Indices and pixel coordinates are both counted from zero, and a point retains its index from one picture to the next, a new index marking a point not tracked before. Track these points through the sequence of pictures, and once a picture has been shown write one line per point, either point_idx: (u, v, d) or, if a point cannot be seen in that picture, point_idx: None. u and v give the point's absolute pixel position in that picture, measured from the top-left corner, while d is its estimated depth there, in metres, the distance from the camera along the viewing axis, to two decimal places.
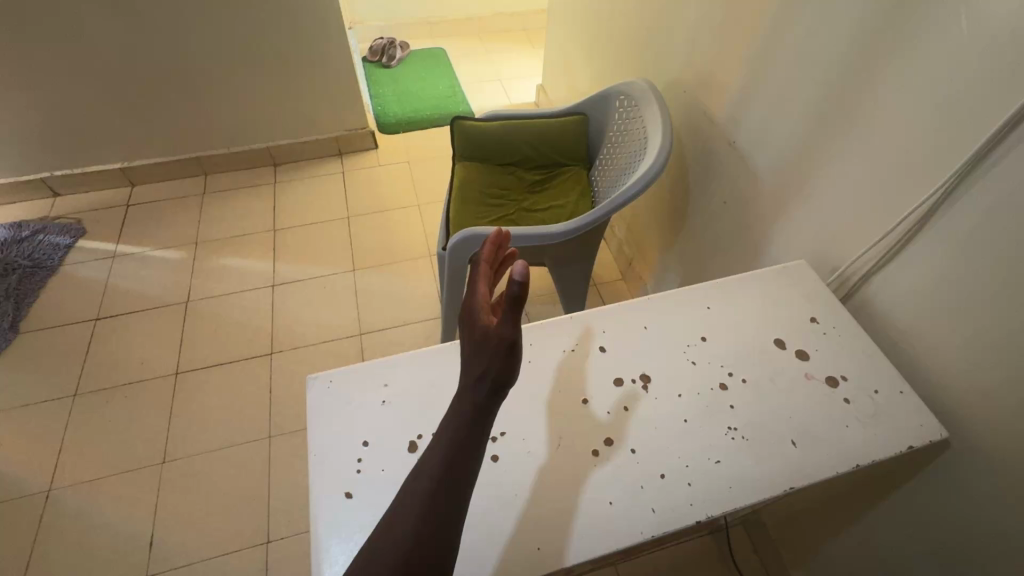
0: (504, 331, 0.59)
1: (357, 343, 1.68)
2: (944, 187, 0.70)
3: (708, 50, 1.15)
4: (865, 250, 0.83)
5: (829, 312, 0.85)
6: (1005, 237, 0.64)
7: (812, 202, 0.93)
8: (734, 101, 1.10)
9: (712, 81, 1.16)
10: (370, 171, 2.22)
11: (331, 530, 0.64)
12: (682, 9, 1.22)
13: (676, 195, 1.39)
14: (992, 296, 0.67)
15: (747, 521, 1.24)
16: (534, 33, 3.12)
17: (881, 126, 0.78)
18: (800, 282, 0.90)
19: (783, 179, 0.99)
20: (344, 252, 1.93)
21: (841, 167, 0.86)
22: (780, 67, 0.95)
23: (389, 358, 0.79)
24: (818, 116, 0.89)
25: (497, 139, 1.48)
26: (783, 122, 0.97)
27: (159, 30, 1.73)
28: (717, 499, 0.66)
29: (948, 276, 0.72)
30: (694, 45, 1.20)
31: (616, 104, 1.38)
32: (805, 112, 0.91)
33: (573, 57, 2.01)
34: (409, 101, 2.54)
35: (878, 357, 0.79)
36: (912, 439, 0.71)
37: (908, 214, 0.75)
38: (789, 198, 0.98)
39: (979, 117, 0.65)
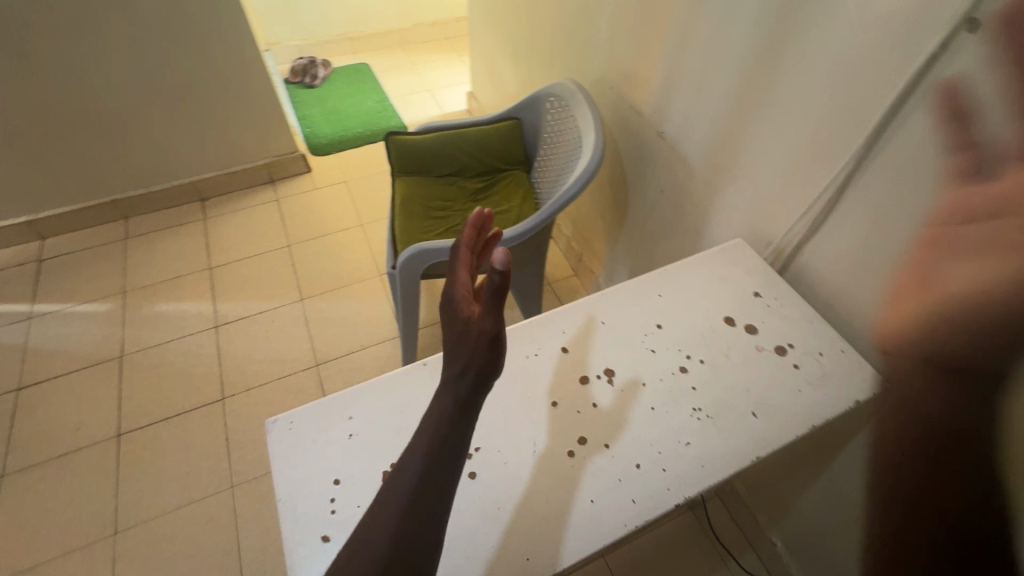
0: (486, 323, 0.62)
1: (314, 374, 1.62)
2: (855, 159, 0.75)
3: (627, 46, 1.19)
4: (794, 223, 0.89)
5: (770, 285, 0.90)
6: (911, 198, 0.70)
7: (741, 183, 0.98)
8: (658, 94, 1.14)
9: (635, 76, 1.20)
10: (307, 195, 2.15)
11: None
12: (598, 9, 1.25)
13: (615, 188, 1.43)
14: (908, 253, 0.73)
15: (722, 492, 1.30)
16: (457, 40, 3.12)
17: (792, 107, 0.83)
18: (740, 260, 0.94)
19: (711, 164, 1.04)
20: (289, 282, 1.85)
21: (762, 147, 0.91)
22: (696, 57, 1.00)
23: (351, 389, 0.77)
24: (736, 102, 0.94)
25: (434, 151, 1.46)
26: (705, 110, 1.02)
27: (51, 69, 1.60)
28: (692, 480, 0.68)
29: (869, 239, 0.78)
30: (614, 43, 1.24)
31: (547, 105, 1.40)
32: (724, 99, 0.96)
33: (499, 62, 2.03)
34: (339, 120, 2.48)
35: (817, 321, 0.85)
36: (857, 393, 0.76)
37: (826, 186, 0.81)
38: (719, 180, 1.03)
39: (876, 91, 0.70)
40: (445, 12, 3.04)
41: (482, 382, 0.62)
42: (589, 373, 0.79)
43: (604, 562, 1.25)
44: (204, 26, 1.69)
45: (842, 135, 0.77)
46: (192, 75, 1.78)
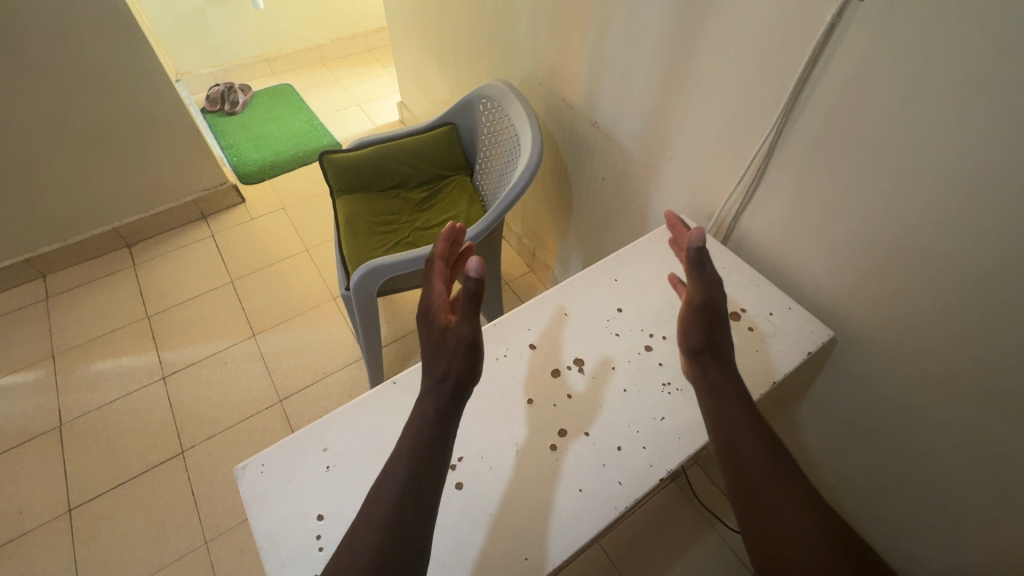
0: (464, 330, 0.65)
1: (279, 411, 1.55)
2: (776, 126, 0.80)
3: (550, 41, 1.21)
4: (730, 193, 0.93)
5: (716, 257, 0.94)
6: (830, 157, 0.75)
7: (676, 161, 1.02)
8: (586, 84, 1.17)
9: (561, 70, 1.22)
10: (244, 226, 2.06)
11: None
12: (516, 7, 1.27)
13: (558, 181, 1.45)
14: (833, 208, 0.78)
15: (700, 459, 1.35)
16: (379, 51, 3.08)
17: (713, 83, 0.87)
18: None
19: (647, 147, 1.08)
20: (238, 319, 1.77)
21: (691, 125, 0.95)
22: (617, 46, 1.03)
23: (321, 420, 0.74)
24: (660, 85, 0.97)
25: (372, 166, 1.44)
26: (633, 96, 1.05)
27: None
28: (672, 453, 0.70)
29: (798, 200, 0.83)
30: (536, 39, 1.25)
31: (480, 108, 1.40)
32: (649, 83, 1.00)
33: (426, 69, 2.01)
34: (267, 144, 2.38)
35: (763, 283, 0.89)
36: (809, 346, 0.81)
37: (753, 155, 0.86)
38: (656, 162, 1.07)
39: (784, 62, 0.75)
40: (362, 24, 2.98)
41: (460, 391, 0.65)
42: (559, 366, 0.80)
43: (600, 548, 1.26)
44: (105, 61, 1.59)
45: (760, 106, 0.81)
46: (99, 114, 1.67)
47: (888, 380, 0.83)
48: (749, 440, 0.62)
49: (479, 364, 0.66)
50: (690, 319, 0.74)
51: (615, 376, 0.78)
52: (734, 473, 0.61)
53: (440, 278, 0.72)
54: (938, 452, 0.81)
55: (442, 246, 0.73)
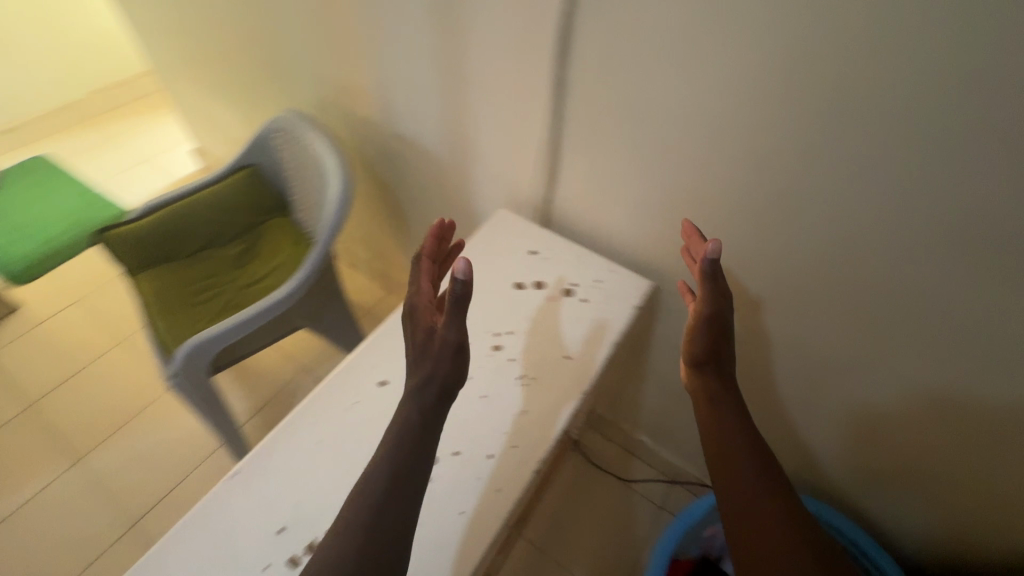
0: (448, 334, 0.63)
1: (133, 540, 1.31)
2: (554, 110, 0.86)
3: (329, 61, 1.16)
4: (537, 180, 0.98)
5: (540, 240, 0.98)
6: (604, 129, 0.83)
7: (483, 159, 1.05)
8: (379, 99, 1.14)
9: (351, 88, 1.18)
10: (25, 337, 1.68)
11: None
12: (284, 31, 1.19)
13: (384, 199, 1.41)
14: (621, 173, 0.86)
15: (592, 422, 1.43)
16: (154, 97, 2.70)
17: (490, 80, 0.90)
18: (510, 226, 1.01)
19: (453, 150, 1.09)
20: (46, 451, 1.44)
21: (484, 123, 0.98)
22: (395, 55, 1.01)
23: (151, 549, 0.67)
24: (447, 88, 0.98)
25: (165, 231, 1.25)
26: (426, 103, 1.05)
27: None
28: (539, 442, 0.72)
29: (592, 173, 0.90)
30: (315, 61, 1.19)
31: (274, 142, 1.29)
32: (436, 89, 1.00)
33: (210, 109, 1.81)
34: (31, 232, 1.96)
35: (586, 254, 0.95)
36: (634, 299, 0.89)
37: (545, 140, 0.91)
38: (466, 161, 1.08)
39: (543, 51, 0.80)
40: (124, 69, 2.59)
41: (447, 394, 0.65)
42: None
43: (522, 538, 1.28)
44: None
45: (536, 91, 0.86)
46: None
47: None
48: (742, 445, 0.70)
49: (465, 367, 0.65)
50: (697, 329, 0.74)
51: (470, 385, 0.77)
52: (723, 472, 0.70)
53: (426, 276, 0.71)
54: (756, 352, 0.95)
55: (428, 242, 0.74)
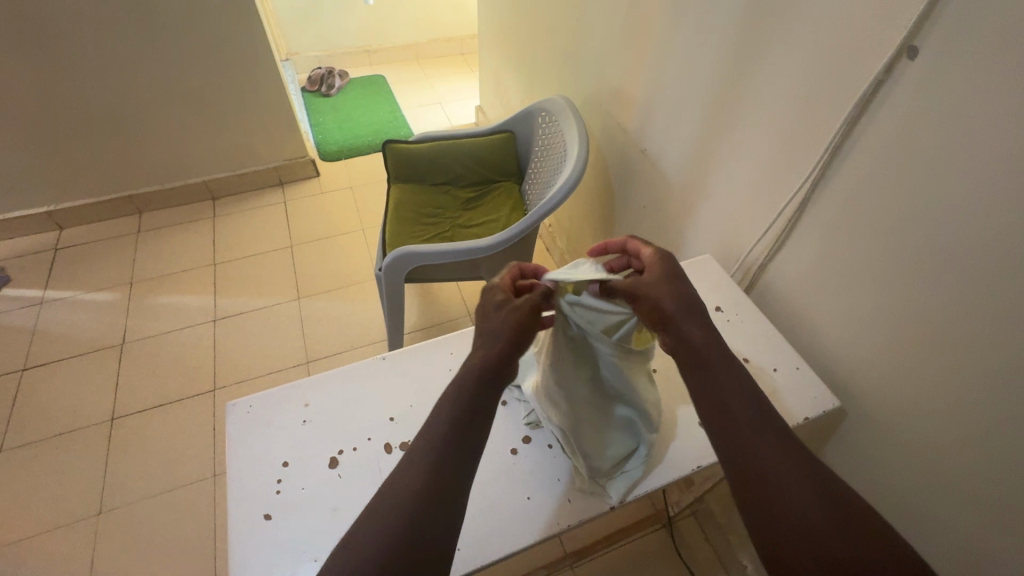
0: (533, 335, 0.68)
1: (305, 371, 1.63)
2: None
3: (698, 101, 0.98)
4: (945, 438, 0.68)
5: (772, 350, 0.84)
6: None
7: (832, 304, 0.80)
8: (720, 167, 0.96)
9: (691, 145, 1.02)
10: (311, 199, 2.16)
11: (242, 521, 0.63)
12: (669, 27, 1.01)
13: (634, 226, 1.32)
14: None
15: (697, 511, 1.29)
16: (471, 56, 3.07)
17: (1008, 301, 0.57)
18: (732, 300, 0.92)
19: (800, 278, 0.85)
20: (288, 277, 1.88)
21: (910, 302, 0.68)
22: (657, 55, 1.06)
23: (365, 360, 0.79)
24: (887, 232, 0.69)
25: (430, 158, 1.48)
26: (818, 232, 0.79)
27: (55, 35, 1.58)
28: (636, 483, 0.72)
29: None
30: (677, 85, 1.02)
31: (539, 119, 1.42)
32: (870, 231, 0.71)
33: (508, 57, 1.90)
34: (350, 127, 2.49)
35: (817, 383, 0.80)
36: (808, 409, 0.77)
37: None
38: (689, 180, 1.06)
39: None
40: (460, 28, 2.99)
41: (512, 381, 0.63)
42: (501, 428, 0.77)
43: (561, 546, 1.28)
44: None
45: (763, 97, 0.82)
46: (202, 81, 1.84)
47: (881, 413, 0.76)
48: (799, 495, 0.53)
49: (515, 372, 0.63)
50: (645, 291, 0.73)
51: None
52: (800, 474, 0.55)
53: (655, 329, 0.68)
54: (915, 503, 0.74)
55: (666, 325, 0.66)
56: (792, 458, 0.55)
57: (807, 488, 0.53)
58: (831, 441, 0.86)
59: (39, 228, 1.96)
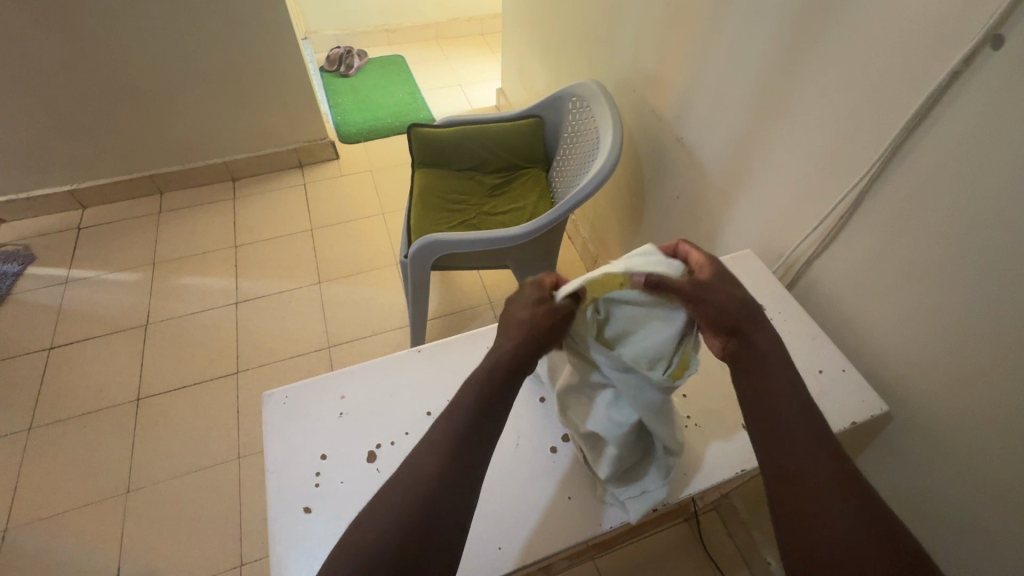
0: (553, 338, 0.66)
1: (326, 356, 1.64)
2: None
3: (744, 89, 0.94)
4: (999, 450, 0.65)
5: (817, 352, 0.82)
6: None
7: (883, 306, 0.77)
8: (765, 160, 0.93)
9: (734, 135, 0.98)
10: (331, 182, 2.14)
11: (282, 513, 0.63)
12: (715, 11, 0.96)
13: (665, 217, 1.29)
14: None
15: (721, 507, 1.28)
16: (492, 36, 3.00)
17: None
18: (775, 298, 0.89)
19: (849, 277, 0.82)
20: (309, 261, 1.87)
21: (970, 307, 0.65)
22: (699, 39, 1.02)
23: (401, 352, 0.78)
24: (950, 233, 0.65)
25: (456, 143, 1.45)
26: (872, 231, 0.76)
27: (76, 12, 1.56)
28: (677, 485, 0.70)
29: None
30: (721, 71, 0.98)
31: (569, 105, 1.38)
32: (931, 232, 0.68)
33: (534, 39, 1.85)
34: (370, 108, 2.46)
35: (865, 387, 0.77)
36: (855, 414, 0.74)
37: None
38: (730, 172, 1.02)
39: None
40: (481, 7, 2.92)
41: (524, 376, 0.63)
42: (529, 424, 0.75)
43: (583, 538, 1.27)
44: None
45: (820, 88, 0.78)
46: (222, 61, 1.82)
47: (931, 420, 0.73)
48: (823, 489, 0.52)
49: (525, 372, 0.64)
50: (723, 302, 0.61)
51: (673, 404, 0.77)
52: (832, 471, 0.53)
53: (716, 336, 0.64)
54: (963, 513, 0.72)
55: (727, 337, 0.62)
56: (838, 477, 0.52)
57: (841, 495, 0.51)
58: (872, 444, 0.84)
59: (61, 207, 1.97)
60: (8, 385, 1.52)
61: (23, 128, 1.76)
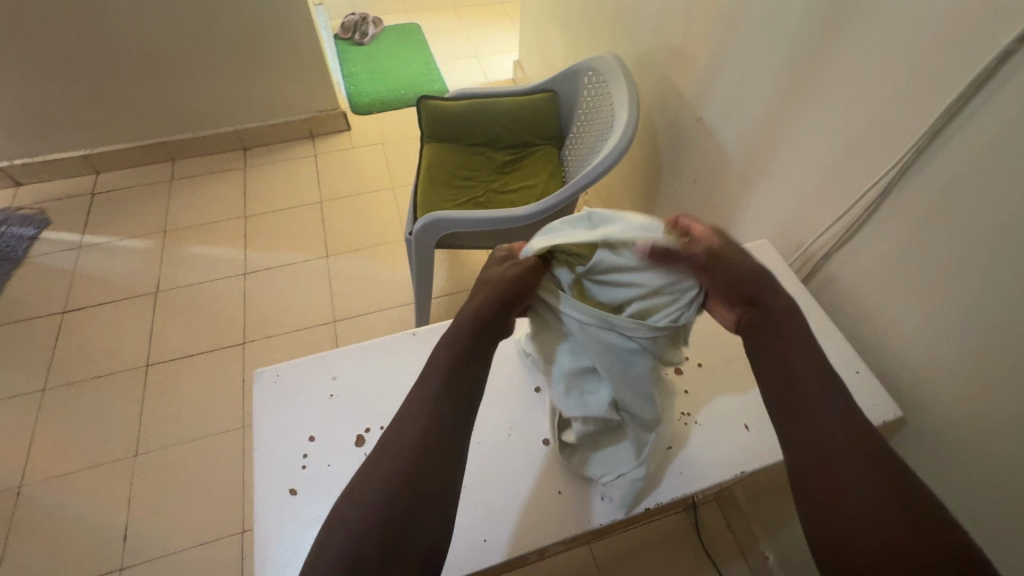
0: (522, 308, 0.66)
1: (332, 330, 1.64)
2: None
3: (772, 67, 0.87)
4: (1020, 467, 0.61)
5: (831, 351, 0.78)
6: None
7: (906, 307, 0.73)
8: (790, 145, 0.87)
9: (758, 117, 0.92)
10: (342, 154, 2.11)
11: (268, 494, 0.63)
12: None
13: (681, 201, 1.24)
14: None
15: (721, 499, 1.26)
16: (512, 5, 2.89)
17: None
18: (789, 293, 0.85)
19: (872, 274, 0.77)
20: (317, 234, 1.86)
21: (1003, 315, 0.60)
22: (727, 12, 0.95)
23: (395, 334, 0.76)
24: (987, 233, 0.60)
25: (467, 117, 1.40)
26: (900, 226, 0.71)
27: None
28: (673, 485, 0.67)
29: None
30: (749, 47, 0.91)
31: (586, 80, 1.32)
32: (966, 230, 0.62)
33: (554, 8, 1.76)
34: (383, 78, 2.40)
35: (880, 390, 0.73)
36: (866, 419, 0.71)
37: None
38: (751, 157, 0.97)
39: None
40: None
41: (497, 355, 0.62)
42: (523, 415, 0.73)
43: None
44: None
45: (854, 68, 0.72)
46: (233, 27, 1.77)
47: (948, 430, 0.70)
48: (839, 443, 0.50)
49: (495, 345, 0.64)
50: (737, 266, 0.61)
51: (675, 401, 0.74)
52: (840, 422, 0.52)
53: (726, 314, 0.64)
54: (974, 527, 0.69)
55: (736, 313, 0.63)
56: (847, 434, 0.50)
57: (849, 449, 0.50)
58: None
59: (75, 171, 1.97)
60: (23, 347, 1.55)
61: (35, 91, 1.75)
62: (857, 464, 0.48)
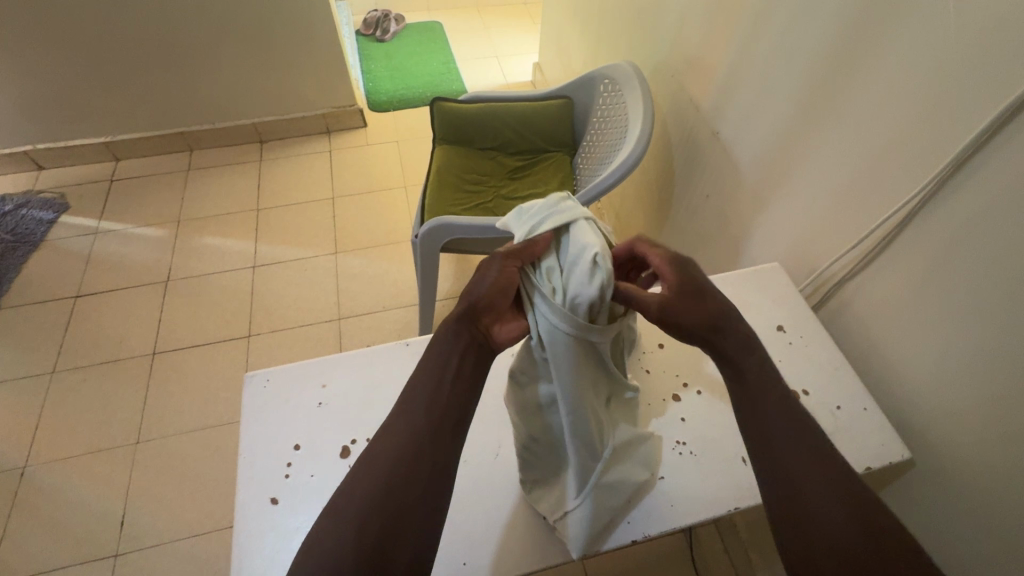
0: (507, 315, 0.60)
1: (336, 327, 1.64)
2: None
3: (792, 86, 0.84)
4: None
5: (838, 384, 0.75)
6: None
7: (920, 345, 0.69)
8: (806, 167, 0.83)
9: (775, 135, 0.89)
10: (357, 151, 2.11)
11: (249, 502, 0.62)
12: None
13: (693, 216, 1.20)
14: None
15: (720, 523, 1.23)
16: (535, 6, 2.87)
17: None
18: (796, 321, 0.82)
19: (885, 308, 0.73)
20: (327, 230, 1.86)
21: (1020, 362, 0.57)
22: (747, 27, 0.92)
23: (388, 343, 0.75)
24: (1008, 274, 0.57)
25: (480, 120, 1.38)
26: (918, 260, 0.67)
27: None
28: (664, 517, 0.65)
29: None
30: (769, 63, 0.88)
31: (601, 87, 1.29)
32: (987, 270, 0.59)
33: (576, 13, 1.74)
34: (402, 76, 2.40)
35: (888, 429, 0.70)
36: (871, 459, 0.68)
37: None
38: (765, 176, 0.93)
39: None
40: None
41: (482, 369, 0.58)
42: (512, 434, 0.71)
43: None
44: None
45: (877, 90, 0.69)
46: (255, 22, 1.78)
47: (957, 477, 0.66)
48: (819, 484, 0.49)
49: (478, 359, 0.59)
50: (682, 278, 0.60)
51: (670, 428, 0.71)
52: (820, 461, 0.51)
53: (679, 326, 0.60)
54: None
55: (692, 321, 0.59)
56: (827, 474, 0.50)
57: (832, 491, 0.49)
58: (887, 489, 0.77)
59: (96, 157, 2.01)
60: (35, 329, 1.58)
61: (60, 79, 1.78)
62: (836, 500, 0.48)
